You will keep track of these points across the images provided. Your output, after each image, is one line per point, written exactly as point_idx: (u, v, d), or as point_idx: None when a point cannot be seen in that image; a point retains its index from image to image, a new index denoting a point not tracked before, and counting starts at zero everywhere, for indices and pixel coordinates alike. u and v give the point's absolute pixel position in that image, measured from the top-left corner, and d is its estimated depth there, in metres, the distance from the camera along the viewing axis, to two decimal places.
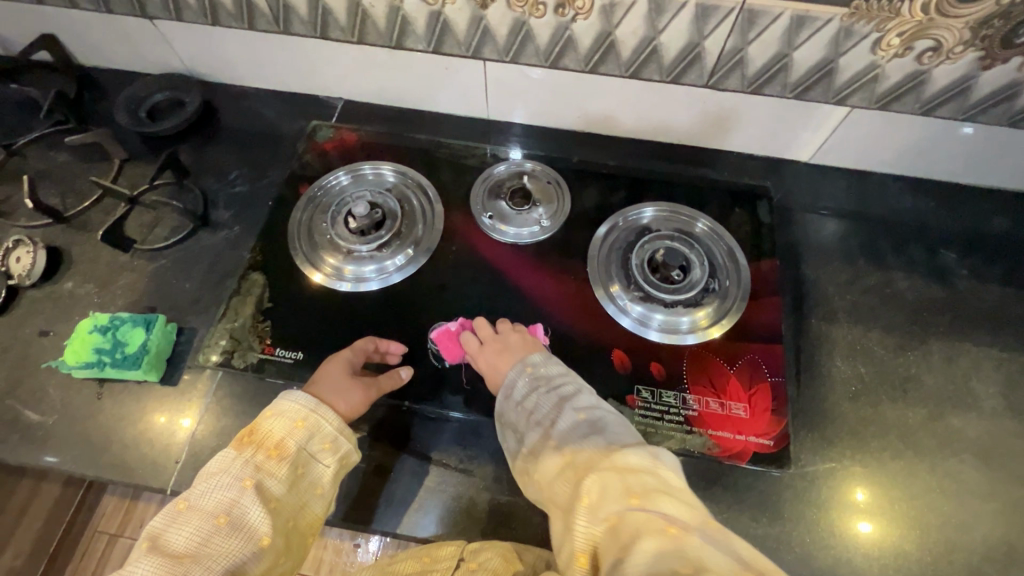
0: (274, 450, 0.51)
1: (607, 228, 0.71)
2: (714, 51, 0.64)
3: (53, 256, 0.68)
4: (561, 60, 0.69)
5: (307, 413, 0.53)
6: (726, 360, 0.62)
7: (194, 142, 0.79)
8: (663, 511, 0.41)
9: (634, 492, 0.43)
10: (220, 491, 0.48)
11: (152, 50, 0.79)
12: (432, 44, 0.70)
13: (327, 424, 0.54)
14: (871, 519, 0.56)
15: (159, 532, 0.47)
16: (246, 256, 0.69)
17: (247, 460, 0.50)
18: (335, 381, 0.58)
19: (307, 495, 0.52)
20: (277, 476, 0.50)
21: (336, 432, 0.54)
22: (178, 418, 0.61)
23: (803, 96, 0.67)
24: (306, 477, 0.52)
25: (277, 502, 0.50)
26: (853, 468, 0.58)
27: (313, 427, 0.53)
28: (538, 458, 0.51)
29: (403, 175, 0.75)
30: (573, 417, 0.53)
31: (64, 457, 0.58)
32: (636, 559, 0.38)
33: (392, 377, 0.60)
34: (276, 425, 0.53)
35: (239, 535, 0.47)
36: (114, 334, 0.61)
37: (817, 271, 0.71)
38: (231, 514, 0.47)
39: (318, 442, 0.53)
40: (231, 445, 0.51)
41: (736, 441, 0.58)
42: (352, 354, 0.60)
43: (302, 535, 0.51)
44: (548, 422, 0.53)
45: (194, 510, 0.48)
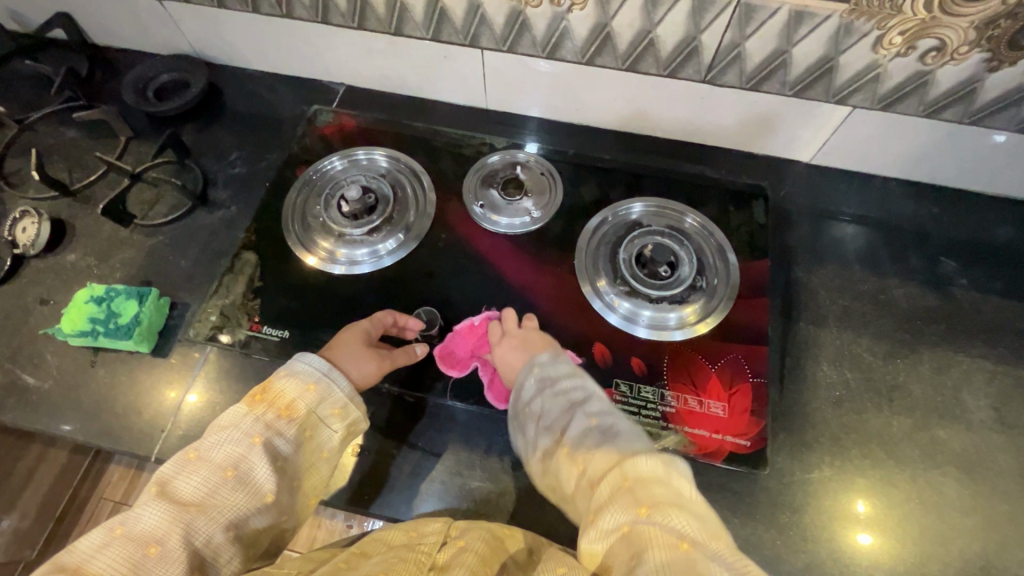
0: (284, 410, 0.52)
1: (597, 222, 0.71)
2: (711, 46, 0.63)
3: (58, 228, 0.71)
4: (558, 52, 0.68)
5: (319, 377, 0.54)
6: (708, 359, 0.62)
7: (198, 123, 0.81)
8: (672, 522, 0.41)
9: (642, 502, 0.43)
10: (230, 445, 0.49)
11: (161, 32, 0.81)
12: (430, 31, 0.70)
13: (338, 389, 0.54)
14: (872, 531, 0.55)
15: (168, 478, 0.48)
16: (240, 236, 0.71)
17: (258, 418, 0.51)
18: (352, 349, 0.59)
19: (314, 458, 0.52)
20: (286, 437, 0.51)
21: (347, 399, 0.54)
22: (168, 390, 0.63)
23: (803, 94, 0.66)
24: (314, 439, 0.53)
25: (285, 461, 0.50)
26: (854, 477, 0.58)
27: (324, 392, 0.54)
28: (551, 457, 0.51)
29: (397, 161, 0.75)
30: (584, 422, 0.51)
31: (56, 421, 0.61)
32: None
33: (406, 353, 0.61)
34: (288, 386, 0.53)
35: (245, 489, 0.48)
36: (109, 305, 0.63)
37: (809, 274, 0.69)
38: (238, 468, 0.48)
39: (328, 407, 0.54)
40: (243, 402, 0.52)
41: (713, 440, 0.58)
42: (370, 325, 0.61)
43: (306, 497, 0.52)
44: (525, 408, 0.55)
45: (203, 461, 0.48)
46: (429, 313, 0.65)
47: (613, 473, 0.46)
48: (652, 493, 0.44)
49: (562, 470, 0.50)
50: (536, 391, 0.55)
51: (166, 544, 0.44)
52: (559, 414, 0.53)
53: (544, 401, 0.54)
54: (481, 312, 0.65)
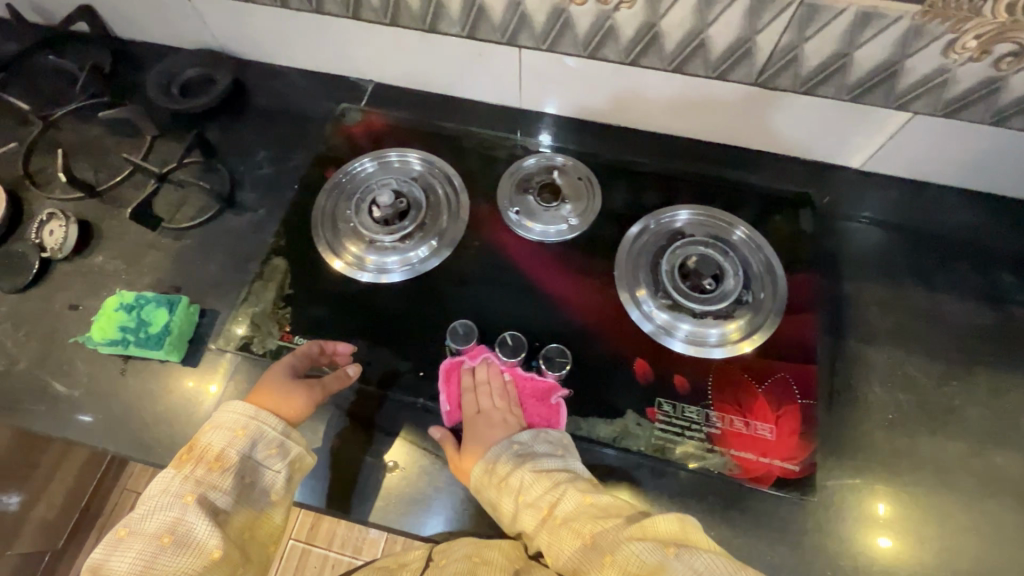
0: (215, 462, 0.52)
1: (638, 229, 0.68)
2: (767, 48, 0.59)
3: (85, 231, 0.69)
4: (600, 51, 0.65)
5: (247, 420, 0.54)
6: (754, 378, 0.59)
7: (222, 121, 0.79)
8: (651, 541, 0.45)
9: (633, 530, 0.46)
10: (162, 512, 0.49)
11: (185, 26, 0.78)
12: (465, 29, 0.67)
13: (268, 427, 0.54)
14: (892, 533, 0.54)
15: (102, 562, 0.48)
16: (269, 241, 0.69)
17: (187, 477, 0.51)
18: (277, 385, 0.57)
19: (260, 504, 0.53)
20: (221, 488, 0.51)
21: (281, 436, 0.54)
22: (205, 398, 0.61)
23: (861, 99, 0.62)
24: (257, 484, 0.53)
25: (226, 514, 0.50)
26: (914, 498, 0.56)
27: (255, 434, 0.54)
28: (545, 533, 0.51)
29: (430, 164, 0.73)
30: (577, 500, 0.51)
31: (85, 432, 0.60)
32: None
33: (339, 377, 0.59)
34: (215, 438, 0.53)
35: (187, 550, 0.48)
36: (139, 313, 0.62)
37: (859, 288, 0.66)
38: (175, 532, 0.48)
39: (264, 448, 0.54)
40: (169, 466, 0.52)
41: (760, 464, 0.55)
42: (295, 359, 0.60)
43: (261, 544, 0.52)
44: (503, 482, 0.54)
45: (137, 535, 0.49)
46: (466, 326, 0.61)
47: (629, 528, 0.47)
48: (676, 539, 0.45)
49: (562, 541, 0.49)
50: (514, 466, 0.54)
51: None
52: (546, 489, 0.52)
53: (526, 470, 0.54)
54: (518, 325, 0.63)
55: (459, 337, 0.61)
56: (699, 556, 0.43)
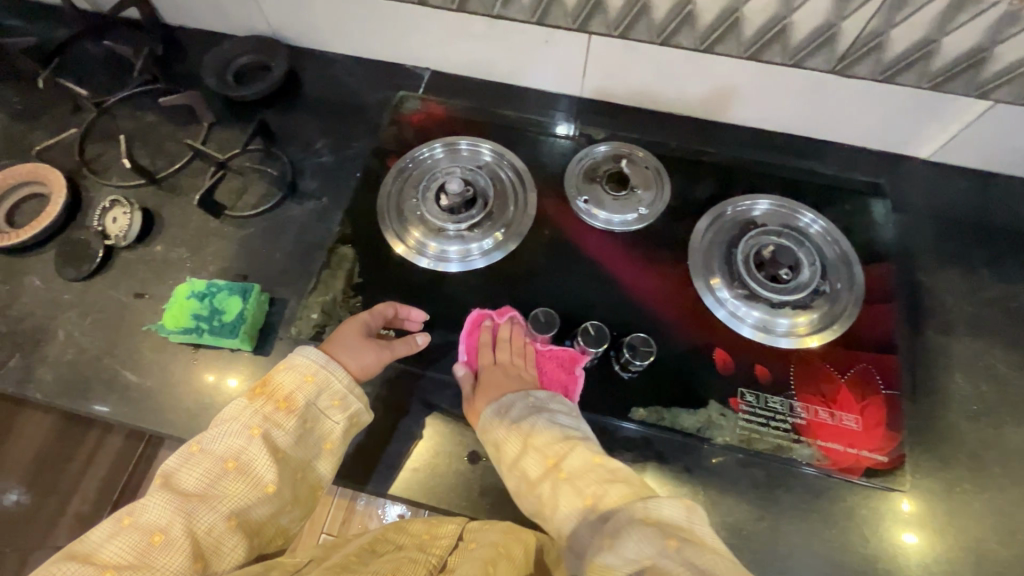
0: (283, 402, 0.51)
1: (713, 215, 0.67)
2: (851, 33, 0.58)
3: (147, 218, 0.68)
4: (675, 38, 0.64)
5: (318, 368, 0.53)
6: (837, 369, 0.59)
7: (278, 108, 0.77)
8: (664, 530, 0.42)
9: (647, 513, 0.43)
10: (229, 437, 0.49)
11: (239, 12, 0.77)
12: (536, 15, 0.66)
13: (337, 381, 0.53)
14: (917, 531, 0.54)
15: (171, 471, 0.48)
16: (335, 230, 0.68)
17: (257, 410, 0.50)
18: (350, 341, 0.56)
19: (315, 449, 0.52)
20: (284, 428, 0.50)
21: (346, 390, 0.53)
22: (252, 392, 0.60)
23: (941, 87, 0.61)
24: (315, 431, 0.52)
25: (285, 453, 0.50)
26: (1003, 488, 0.55)
27: (323, 383, 0.53)
28: (546, 485, 0.50)
29: (500, 156, 0.72)
30: (588, 458, 0.50)
31: (157, 422, 0.59)
32: None
33: (407, 343, 0.58)
34: (287, 378, 0.52)
35: (246, 480, 0.47)
36: (211, 301, 0.61)
37: (934, 280, 0.65)
38: (239, 460, 0.48)
39: (328, 398, 0.53)
40: (243, 395, 0.51)
41: (847, 455, 0.55)
42: (370, 316, 0.58)
43: (311, 488, 0.51)
44: (516, 427, 0.54)
45: (205, 454, 0.48)
46: (548, 314, 0.61)
47: (632, 507, 0.44)
48: (679, 530, 0.42)
49: (564, 495, 0.49)
50: (529, 417, 0.54)
51: (171, 532, 0.44)
52: (554, 439, 0.52)
53: (544, 421, 0.54)
54: (594, 315, 0.62)
55: (541, 325, 0.60)
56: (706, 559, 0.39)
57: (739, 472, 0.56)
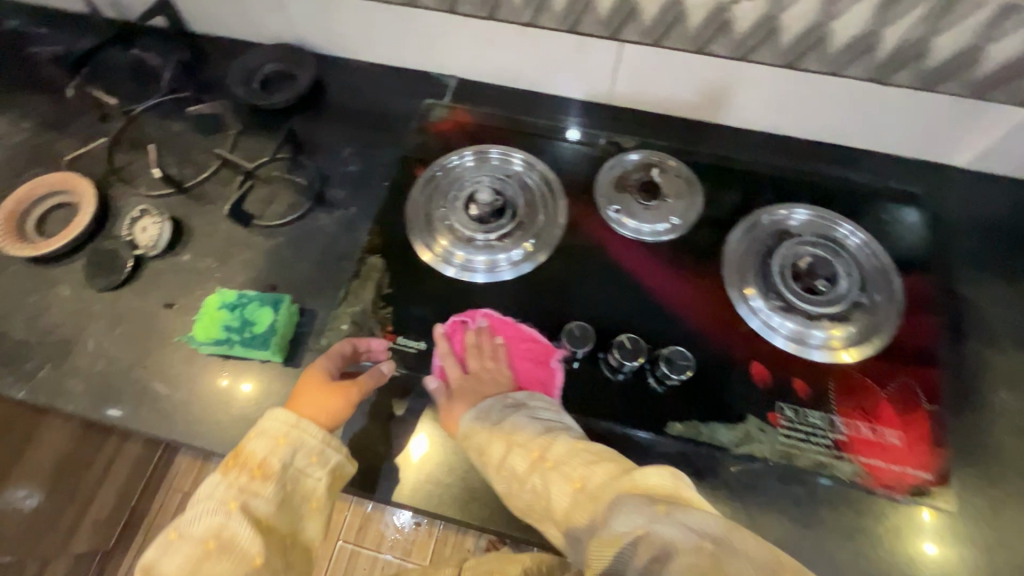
0: (258, 469, 0.48)
1: (748, 224, 0.66)
2: (892, 42, 0.57)
3: (175, 227, 0.68)
4: (710, 45, 0.63)
5: (289, 428, 0.51)
6: (878, 384, 0.58)
7: (305, 116, 0.77)
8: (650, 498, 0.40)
9: (633, 485, 0.42)
10: (206, 517, 0.46)
11: (266, 20, 0.77)
12: (568, 23, 0.65)
13: (310, 437, 0.51)
14: (938, 542, 0.52)
15: (151, 563, 0.45)
16: (364, 239, 0.67)
17: (231, 484, 0.47)
18: (313, 392, 0.55)
19: (301, 512, 0.49)
20: (264, 496, 0.47)
21: (322, 444, 0.51)
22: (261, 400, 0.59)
23: (983, 95, 0.60)
24: (296, 493, 0.49)
25: (268, 522, 0.47)
26: None
27: (297, 442, 0.50)
28: (537, 478, 0.48)
29: (532, 166, 0.71)
30: (572, 443, 0.49)
31: (187, 433, 0.58)
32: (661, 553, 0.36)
33: (372, 376, 0.57)
34: (258, 444, 0.50)
35: (231, 557, 0.45)
36: (242, 312, 0.61)
37: (974, 291, 0.64)
38: (219, 539, 0.45)
39: (305, 457, 0.50)
40: (215, 470, 0.49)
41: (891, 472, 0.54)
42: (328, 363, 0.57)
43: (304, 552, 0.49)
44: (496, 427, 0.53)
45: (183, 539, 0.46)
46: (583, 327, 0.59)
47: (618, 485, 0.43)
48: (665, 497, 0.41)
49: (554, 486, 0.47)
50: (505, 414, 0.54)
51: None
52: (535, 432, 0.51)
53: (522, 415, 0.53)
54: (627, 327, 0.61)
55: (576, 339, 0.59)
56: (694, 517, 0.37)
57: (780, 489, 0.54)
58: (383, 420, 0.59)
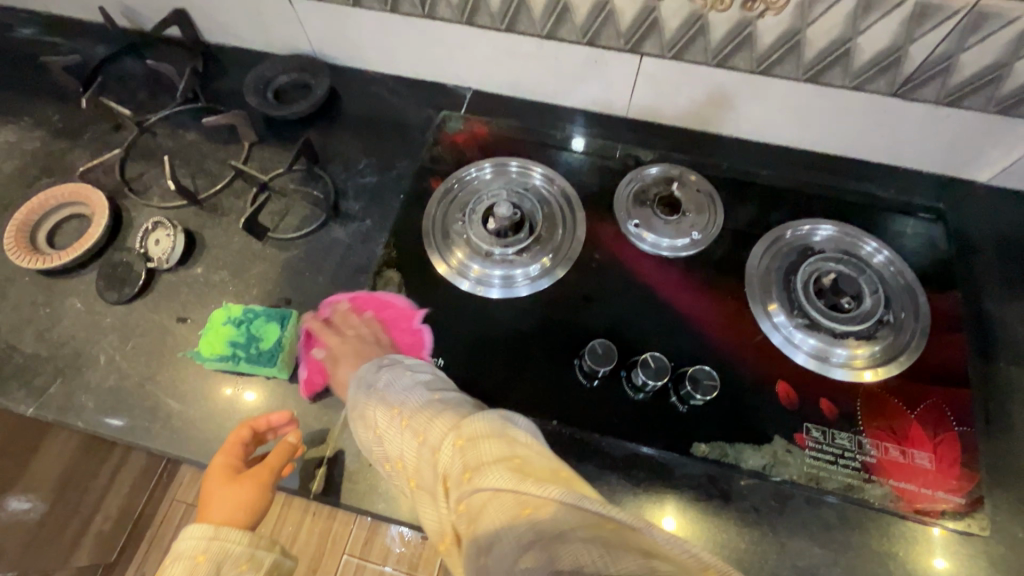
0: None
1: (770, 239, 0.66)
2: (919, 57, 0.57)
3: (188, 240, 0.67)
4: (730, 60, 0.62)
5: (206, 544, 0.51)
6: (907, 405, 0.56)
7: (320, 128, 0.76)
8: (472, 453, 0.36)
9: (460, 435, 0.38)
10: None
11: (282, 31, 0.77)
12: (587, 36, 0.65)
13: (231, 548, 0.51)
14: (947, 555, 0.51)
15: None
16: (380, 253, 0.66)
17: None
18: (220, 494, 0.53)
19: None
20: None
21: (246, 551, 0.52)
22: None
23: (1009, 112, 0.59)
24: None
25: None
26: None
27: (218, 555, 0.51)
28: (391, 435, 0.44)
29: (551, 181, 0.70)
30: (427, 396, 0.45)
31: (199, 452, 0.57)
32: (474, 521, 0.32)
33: (279, 457, 0.54)
34: (177, 568, 0.50)
35: None
36: (248, 328, 0.59)
37: (1000, 309, 0.63)
38: None
39: (232, 566, 0.51)
40: None
41: (922, 496, 0.52)
42: (229, 456, 0.54)
43: None
44: (372, 388, 0.48)
45: None
46: (605, 346, 0.57)
47: (446, 436, 0.39)
48: (481, 446, 0.36)
49: (403, 445, 0.42)
50: (377, 372, 0.50)
51: None
52: (406, 394, 0.46)
53: (392, 374, 0.49)
54: (649, 344, 0.60)
55: (599, 357, 0.57)
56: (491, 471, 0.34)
57: (808, 513, 0.53)
58: None
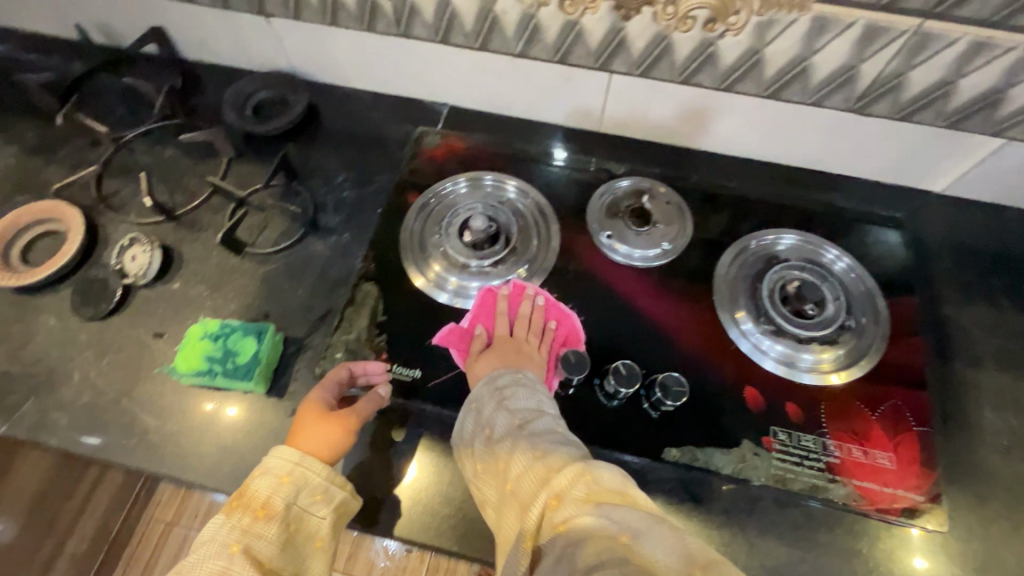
0: (261, 509, 0.48)
1: (736, 249, 0.68)
2: (871, 75, 0.60)
3: (165, 256, 0.67)
4: (695, 77, 0.65)
5: (293, 466, 0.51)
6: (868, 406, 0.59)
7: (298, 143, 0.77)
8: (604, 491, 0.40)
9: (587, 471, 0.41)
10: (207, 563, 0.45)
11: (259, 48, 0.78)
12: (559, 54, 0.67)
13: (315, 475, 0.51)
14: (927, 555, 0.53)
15: None
16: (358, 266, 0.67)
17: (234, 526, 0.47)
18: (313, 424, 0.54)
19: (305, 551, 0.49)
20: (266, 538, 0.47)
21: (327, 482, 0.51)
22: (253, 430, 0.58)
23: (958, 125, 0.62)
24: (300, 532, 0.49)
25: (271, 565, 0.46)
26: None
27: (301, 480, 0.50)
28: (507, 440, 0.48)
29: (524, 192, 0.72)
30: (550, 422, 0.49)
31: (176, 466, 0.57)
32: (575, 545, 0.36)
33: (370, 399, 0.56)
34: (262, 484, 0.50)
35: None
36: (225, 343, 0.60)
37: (956, 312, 0.66)
38: None
39: (310, 495, 0.50)
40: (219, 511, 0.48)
41: (884, 494, 0.54)
42: (326, 392, 0.56)
43: None
44: (501, 390, 0.53)
45: None
46: (579, 354, 0.58)
47: (575, 464, 0.42)
48: (614, 488, 0.40)
49: (518, 452, 0.46)
50: (511, 381, 0.54)
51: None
52: (528, 410, 0.50)
53: (523, 389, 0.53)
54: (622, 352, 0.61)
55: (573, 366, 0.58)
56: (620, 514, 0.37)
57: (776, 513, 0.55)
58: (380, 450, 0.58)
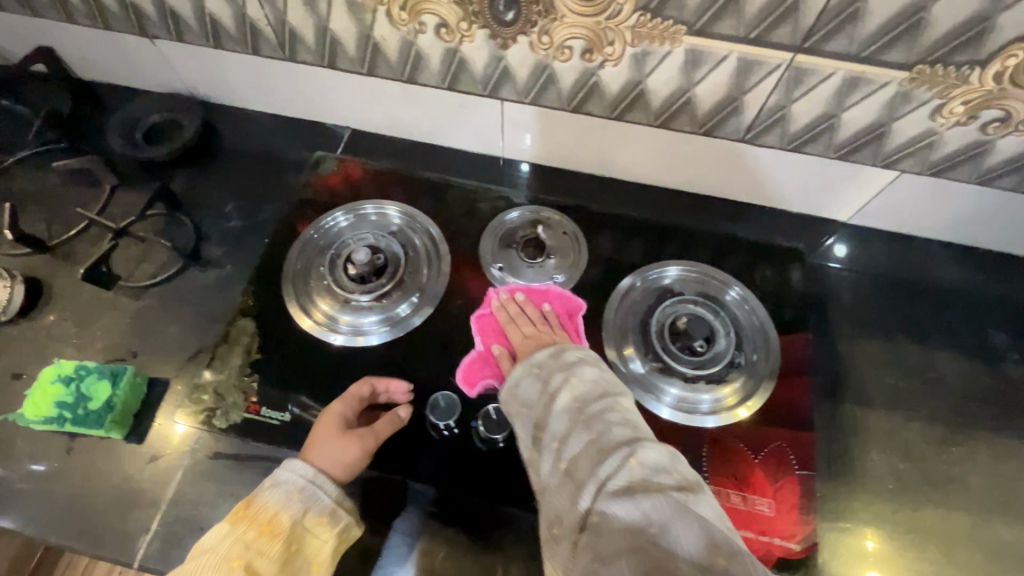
0: (268, 524, 0.46)
1: (627, 285, 0.65)
2: (754, 107, 0.58)
3: (33, 290, 0.64)
4: (584, 106, 0.63)
5: (307, 483, 0.48)
6: (750, 449, 0.57)
7: (189, 169, 0.74)
8: (647, 482, 0.39)
9: (627, 456, 0.41)
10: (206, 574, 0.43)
11: (149, 70, 0.75)
12: (447, 81, 0.65)
13: (324, 495, 0.48)
14: None
15: None
16: (236, 300, 0.65)
17: (238, 540, 0.45)
18: (332, 440, 0.52)
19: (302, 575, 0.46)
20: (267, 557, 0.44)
21: (334, 504, 0.49)
22: (107, 479, 0.55)
23: (848, 157, 0.61)
24: (301, 554, 0.46)
25: None
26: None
27: (311, 499, 0.48)
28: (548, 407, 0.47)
29: (410, 217, 0.69)
30: (602, 389, 0.47)
31: (19, 519, 0.54)
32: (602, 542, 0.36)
33: (390, 420, 0.55)
34: (272, 497, 0.47)
35: None
36: (78, 387, 0.57)
37: (851, 349, 0.64)
38: None
39: (315, 516, 0.47)
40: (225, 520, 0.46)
41: (759, 543, 0.52)
42: (345, 406, 0.55)
43: None
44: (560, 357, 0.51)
45: None
46: (447, 398, 0.57)
47: (621, 449, 0.42)
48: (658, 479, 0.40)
49: (565, 423, 0.45)
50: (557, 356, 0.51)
51: None
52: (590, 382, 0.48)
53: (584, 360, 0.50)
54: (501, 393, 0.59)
55: (439, 410, 0.56)
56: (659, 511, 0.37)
57: None
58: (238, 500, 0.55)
